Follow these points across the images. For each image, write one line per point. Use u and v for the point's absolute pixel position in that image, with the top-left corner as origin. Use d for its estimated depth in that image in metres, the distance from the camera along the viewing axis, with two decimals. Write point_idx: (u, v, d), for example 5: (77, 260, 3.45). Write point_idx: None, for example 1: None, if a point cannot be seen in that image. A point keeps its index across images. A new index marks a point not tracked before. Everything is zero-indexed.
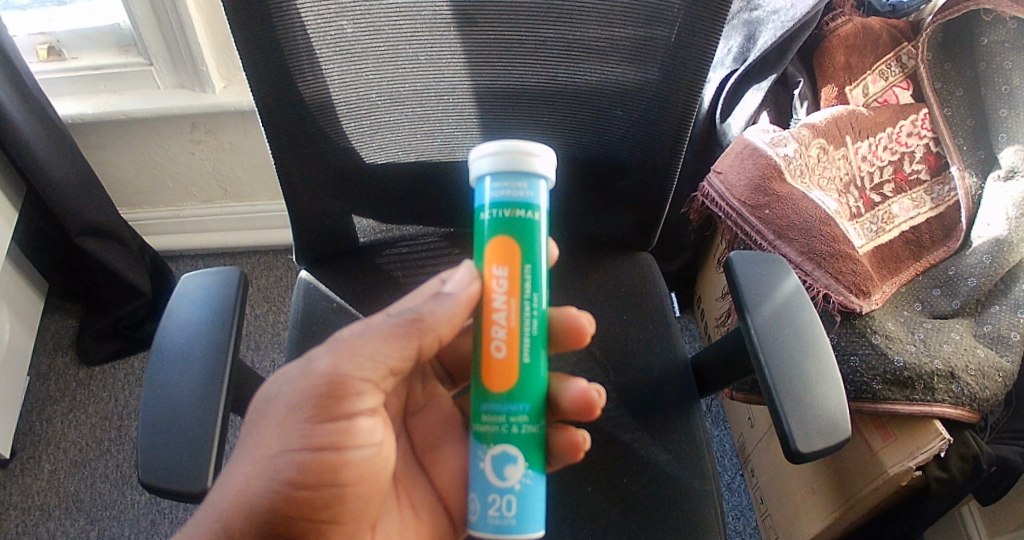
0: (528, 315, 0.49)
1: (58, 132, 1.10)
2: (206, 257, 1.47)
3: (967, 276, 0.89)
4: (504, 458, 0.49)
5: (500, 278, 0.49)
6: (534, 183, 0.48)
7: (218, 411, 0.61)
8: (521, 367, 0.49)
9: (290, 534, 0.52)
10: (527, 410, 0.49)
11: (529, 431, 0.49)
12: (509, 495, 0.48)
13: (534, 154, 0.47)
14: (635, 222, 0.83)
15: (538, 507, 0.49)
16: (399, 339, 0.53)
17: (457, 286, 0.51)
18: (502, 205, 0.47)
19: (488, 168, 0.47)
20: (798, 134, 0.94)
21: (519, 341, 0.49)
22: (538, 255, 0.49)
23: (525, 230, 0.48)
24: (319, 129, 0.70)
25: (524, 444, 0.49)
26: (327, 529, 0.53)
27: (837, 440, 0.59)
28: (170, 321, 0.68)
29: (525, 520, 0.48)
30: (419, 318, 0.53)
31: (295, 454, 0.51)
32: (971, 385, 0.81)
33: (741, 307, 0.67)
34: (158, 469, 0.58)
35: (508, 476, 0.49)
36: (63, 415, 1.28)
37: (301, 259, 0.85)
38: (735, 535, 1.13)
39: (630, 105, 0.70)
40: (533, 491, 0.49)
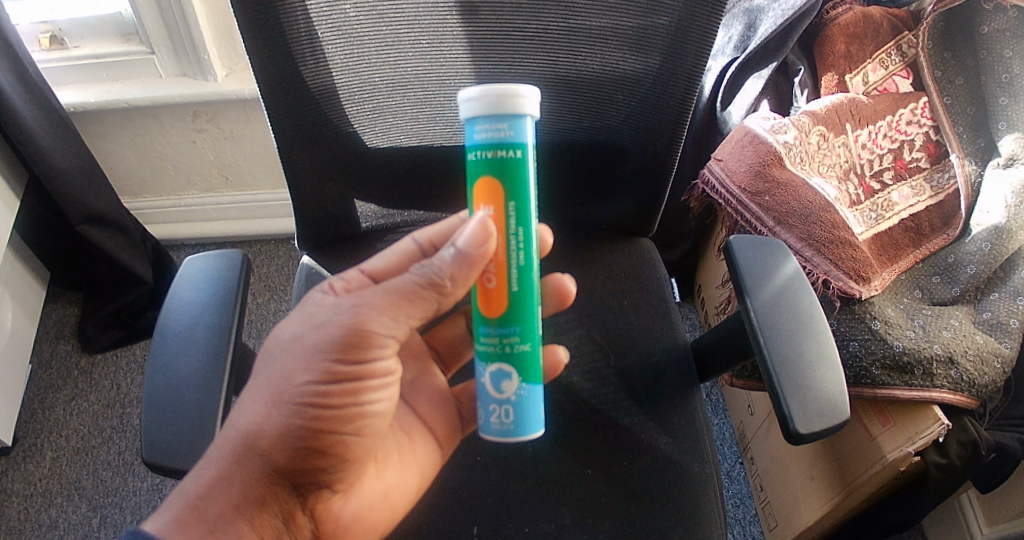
0: (514, 248, 0.53)
1: (58, 118, 1.10)
2: (206, 246, 1.48)
3: (967, 263, 0.90)
4: (500, 374, 0.55)
5: (487, 217, 0.52)
6: (518, 122, 0.50)
7: (222, 388, 0.62)
8: (510, 294, 0.54)
9: (316, 449, 0.53)
10: (519, 331, 0.55)
11: (521, 350, 0.55)
12: (506, 404, 0.55)
13: (520, 95, 0.50)
14: (635, 207, 0.83)
15: (536, 412, 0.56)
16: (415, 298, 0.54)
17: (468, 241, 0.52)
18: (486, 147, 0.51)
19: (475, 110, 0.50)
20: (798, 121, 0.94)
21: (507, 272, 0.54)
22: (525, 191, 0.52)
23: (510, 168, 0.51)
24: (321, 114, 0.71)
25: (518, 361, 0.55)
26: (350, 442, 0.54)
27: (836, 421, 0.59)
28: (173, 301, 0.68)
29: (523, 425, 0.55)
30: (434, 282, 0.54)
31: (319, 384, 0.52)
32: (970, 371, 0.81)
33: (740, 291, 0.67)
34: (163, 447, 0.59)
35: (505, 388, 0.55)
36: (65, 403, 1.28)
37: (303, 245, 0.86)
38: (734, 522, 1.13)
39: (632, 90, 0.70)
40: (529, 401, 0.55)
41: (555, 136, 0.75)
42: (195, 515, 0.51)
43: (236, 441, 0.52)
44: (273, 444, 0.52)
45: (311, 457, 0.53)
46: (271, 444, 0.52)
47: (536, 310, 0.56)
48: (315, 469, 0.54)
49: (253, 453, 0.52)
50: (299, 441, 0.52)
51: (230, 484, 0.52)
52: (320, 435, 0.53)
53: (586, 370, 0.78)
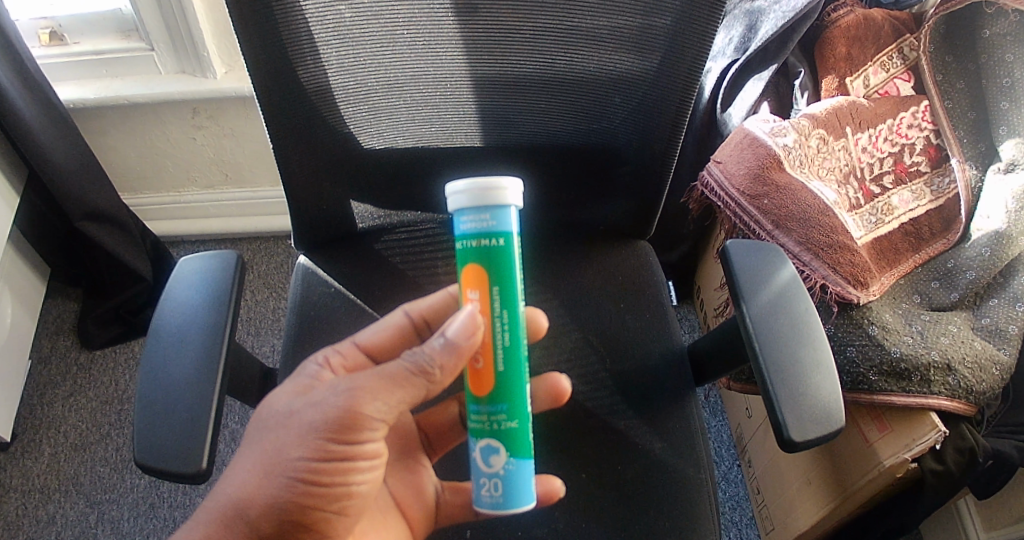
0: (499, 329, 0.52)
1: (57, 114, 1.10)
2: (206, 243, 1.48)
3: (966, 269, 0.89)
4: (488, 449, 0.53)
5: (474, 311, 0.52)
6: (502, 213, 0.50)
7: (214, 393, 0.62)
8: (496, 375, 0.53)
9: (303, 524, 0.52)
10: (506, 409, 0.53)
11: (509, 427, 0.53)
12: (495, 479, 0.53)
13: (503, 187, 0.50)
14: (632, 209, 0.83)
15: (526, 488, 0.53)
16: (404, 386, 0.52)
17: (457, 331, 0.52)
18: (470, 237, 0.51)
19: (460, 203, 0.51)
20: (798, 124, 0.93)
21: (493, 352, 0.53)
22: (511, 277, 0.52)
23: (494, 256, 0.51)
24: (318, 113, 0.70)
25: (506, 438, 0.53)
26: (336, 520, 0.53)
27: (831, 428, 0.59)
28: (168, 303, 0.68)
29: (512, 499, 0.53)
30: (425, 370, 0.52)
31: (311, 461, 0.51)
32: (968, 378, 0.81)
33: (737, 297, 0.67)
34: (155, 451, 0.59)
35: (493, 463, 0.53)
36: (64, 398, 1.29)
37: (300, 245, 0.85)
38: (730, 525, 1.13)
39: (630, 92, 0.69)
40: (519, 475, 0.53)
41: (552, 136, 0.75)
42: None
43: (233, 503, 0.51)
44: (262, 513, 0.51)
45: (295, 531, 0.52)
46: (258, 514, 0.51)
47: (525, 386, 0.54)
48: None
49: (241, 519, 0.51)
50: (287, 513, 0.51)
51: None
52: (307, 510, 0.51)
53: (581, 374, 0.77)
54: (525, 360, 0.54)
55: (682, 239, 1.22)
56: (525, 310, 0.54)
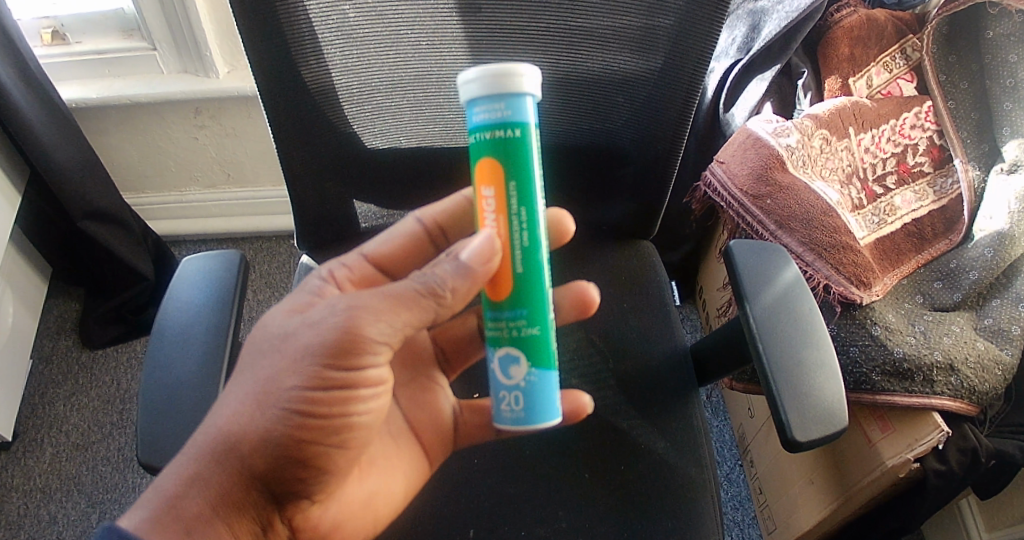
0: (517, 228, 0.51)
1: (58, 112, 1.10)
2: (209, 243, 1.48)
3: (968, 269, 0.89)
4: (508, 360, 0.53)
5: (492, 236, 0.51)
6: (517, 102, 0.48)
7: (220, 372, 0.63)
8: (515, 277, 0.52)
9: (300, 457, 0.52)
10: (525, 314, 0.52)
11: (530, 334, 0.52)
12: (516, 392, 0.53)
13: (517, 74, 0.47)
14: (636, 210, 0.83)
15: (548, 398, 0.53)
16: (410, 306, 0.51)
17: (472, 255, 0.50)
18: (484, 129, 0.48)
19: (472, 92, 0.48)
20: (800, 124, 0.94)
21: (510, 252, 0.51)
22: (527, 171, 0.50)
23: (510, 150, 0.49)
24: (321, 114, 0.70)
25: (526, 347, 0.52)
26: (335, 454, 0.53)
27: (835, 429, 0.59)
28: (171, 302, 0.68)
29: (535, 412, 0.53)
30: (432, 290, 0.52)
31: (308, 390, 0.50)
32: (971, 378, 0.81)
33: (740, 297, 0.67)
34: (158, 449, 0.58)
35: (513, 375, 0.53)
36: (66, 398, 1.29)
37: (302, 245, 0.85)
38: (732, 525, 1.13)
39: (633, 93, 0.69)
40: (540, 386, 0.53)
41: (555, 136, 0.75)
42: (171, 516, 0.49)
43: (224, 439, 0.51)
44: (255, 448, 0.51)
45: (293, 462, 0.52)
46: (253, 452, 0.51)
47: (545, 291, 0.53)
48: (295, 479, 0.53)
49: (233, 455, 0.51)
50: (283, 448, 0.51)
51: (205, 485, 0.50)
52: (302, 445, 0.51)
53: (584, 373, 0.77)
54: (544, 264, 0.53)
55: (684, 238, 1.22)
56: (544, 206, 0.52)
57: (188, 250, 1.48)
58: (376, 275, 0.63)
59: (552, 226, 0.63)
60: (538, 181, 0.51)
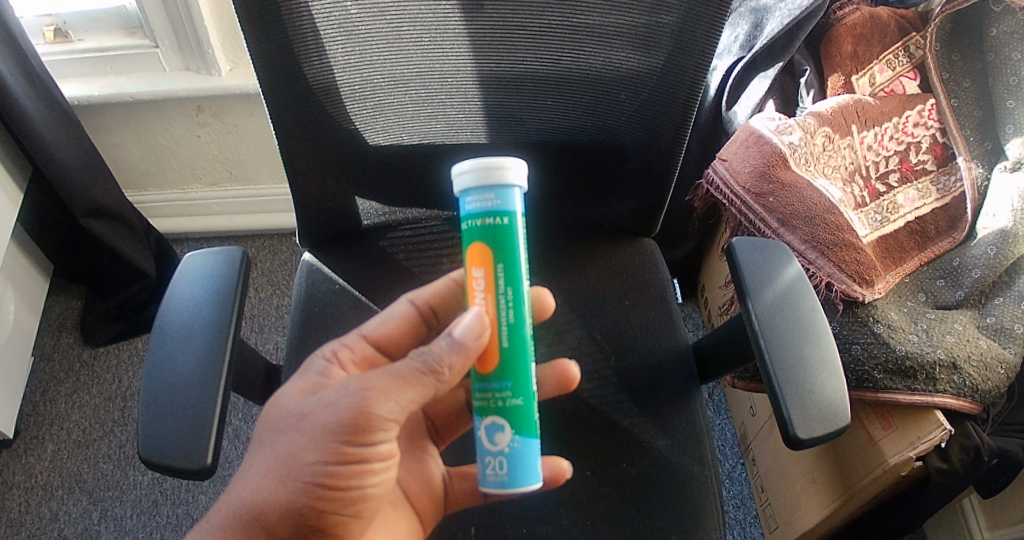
0: (503, 307, 0.51)
1: (60, 110, 1.10)
2: (211, 240, 1.48)
3: (971, 267, 0.89)
4: (493, 427, 0.52)
5: (481, 313, 0.51)
6: (506, 192, 0.49)
7: (217, 386, 0.62)
8: (500, 351, 0.51)
9: (318, 527, 0.52)
10: (510, 386, 0.52)
11: (514, 405, 0.51)
12: (500, 457, 0.51)
13: (508, 167, 0.49)
14: (637, 206, 0.83)
15: (532, 466, 0.52)
16: (413, 385, 0.51)
17: (464, 331, 0.50)
18: (474, 217, 0.50)
19: (464, 183, 0.50)
20: (804, 122, 0.94)
21: (497, 329, 0.51)
22: (515, 255, 0.50)
23: (500, 237, 0.50)
24: (323, 110, 0.70)
25: (511, 415, 0.51)
26: (351, 522, 0.53)
27: (838, 426, 0.58)
28: (172, 300, 0.68)
29: (518, 478, 0.51)
30: (431, 367, 0.51)
31: (327, 465, 0.50)
32: (973, 376, 0.81)
33: (742, 295, 0.66)
34: (159, 446, 0.59)
35: (498, 440, 0.51)
36: (67, 395, 1.29)
37: (305, 242, 0.86)
38: (734, 524, 1.13)
39: (635, 90, 0.69)
40: (525, 452, 0.52)
41: (557, 133, 0.75)
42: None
43: (249, 509, 0.51)
44: (279, 518, 0.51)
45: (311, 533, 0.52)
46: (276, 521, 0.51)
47: (531, 365, 0.52)
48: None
49: (257, 525, 0.51)
50: (303, 518, 0.51)
51: None
52: (322, 515, 0.51)
53: (586, 372, 0.77)
54: (529, 339, 0.53)
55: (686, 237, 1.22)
56: (530, 288, 0.52)
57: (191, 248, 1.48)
58: (376, 356, 0.62)
59: (533, 304, 0.64)
60: (525, 265, 0.52)
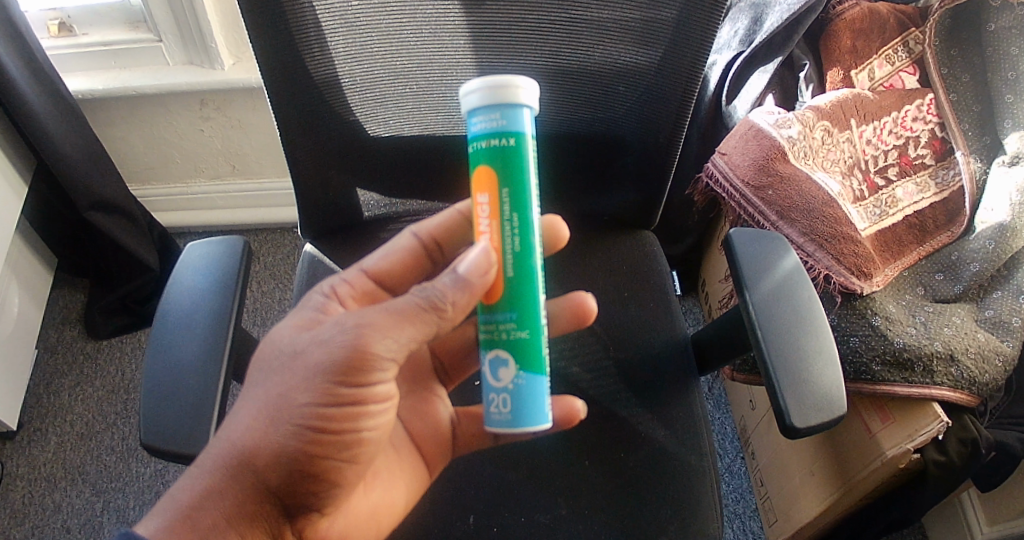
0: (509, 234, 0.51)
1: (64, 104, 1.11)
2: (213, 234, 1.49)
3: (969, 261, 0.90)
4: (497, 362, 0.53)
5: (487, 245, 0.51)
6: (514, 112, 0.49)
7: (219, 374, 0.62)
8: (505, 281, 0.52)
9: (313, 472, 0.52)
10: (516, 318, 0.52)
11: (519, 338, 0.52)
12: (503, 394, 0.53)
13: (516, 85, 0.48)
14: (637, 198, 0.83)
15: (536, 403, 0.53)
16: (414, 322, 0.51)
17: (469, 267, 0.51)
18: (480, 138, 0.49)
19: (472, 102, 0.49)
20: (802, 116, 0.94)
21: (502, 257, 0.52)
22: (521, 179, 0.50)
23: (506, 158, 0.50)
24: (324, 102, 0.71)
25: (515, 349, 0.52)
26: (345, 468, 0.54)
27: (833, 415, 0.59)
28: (176, 287, 0.69)
29: (522, 415, 0.52)
30: (433, 304, 0.52)
31: (320, 406, 0.50)
32: (971, 369, 0.81)
33: (740, 285, 0.67)
34: (161, 431, 0.59)
35: (501, 377, 0.53)
36: (70, 388, 1.30)
37: (306, 234, 0.86)
38: (733, 517, 1.14)
39: (634, 83, 0.70)
40: (529, 390, 0.53)
41: (556, 125, 0.75)
42: (186, 523, 0.50)
43: (237, 451, 0.51)
44: (269, 463, 0.51)
45: (307, 478, 0.52)
46: (267, 465, 0.51)
47: (539, 295, 0.53)
48: (307, 492, 0.53)
49: (247, 469, 0.51)
50: (295, 463, 0.51)
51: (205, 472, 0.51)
52: (315, 460, 0.52)
53: (585, 362, 0.78)
54: (537, 268, 0.53)
55: (687, 231, 1.22)
56: (538, 212, 0.52)
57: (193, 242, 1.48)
58: (377, 291, 0.63)
59: (547, 233, 0.62)
60: (534, 188, 0.52)
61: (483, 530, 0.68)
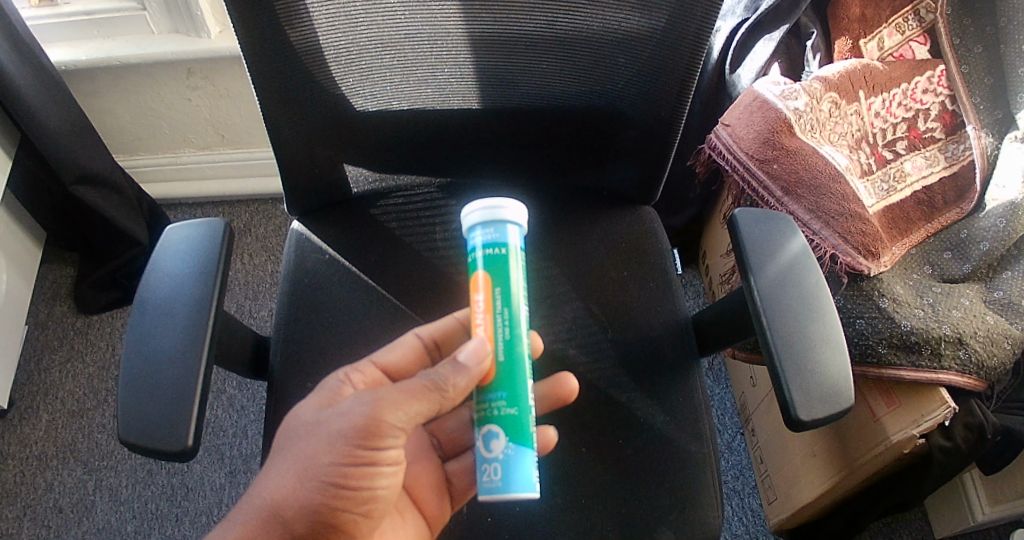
0: (500, 325, 0.53)
1: (48, 78, 1.07)
2: (205, 206, 1.47)
3: (979, 239, 0.87)
4: (487, 434, 0.52)
5: (483, 338, 0.53)
6: (504, 228, 0.53)
7: (200, 364, 0.60)
8: (496, 365, 0.52)
9: (332, 527, 0.52)
10: (505, 396, 0.52)
11: (509, 413, 0.52)
12: (494, 464, 0.51)
13: (505, 206, 0.53)
14: (638, 174, 0.80)
15: (526, 474, 0.51)
16: (422, 400, 0.52)
17: (468, 355, 0.52)
18: (477, 248, 0.54)
19: (470, 221, 0.54)
20: (810, 87, 0.90)
21: (493, 346, 0.53)
22: (511, 280, 0.53)
23: (498, 263, 0.53)
24: (307, 74, 0.67)
25: (505, 423, 0.52)
26: (362, 522, 0.53)
27: (839, 407, 0.57)
28: (154, 273, 0.66)
29: (513, 485, 0.51)
30: (439, 386, 0.52)
31: (342, 465, 0.51)
32: (979, 352, 0.78)
33: (745, 269, 0.64)
34: (138, 427, 0.57)
35: (492, 447, 0.51)
36: (61, 365, 1.28)
37: (293, 211, 0.83)
38: (732, 494, 1.12)
39: (634, 54, 0.66)
40: (519, 460, 0.51)
41: (551, 96, 0.72)
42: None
43: None
44: (296, 515, 0.51)
45: (325, 534, 0.52)
46: (296, 515, 0.51)
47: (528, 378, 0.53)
48: None
49: None
50: (318, 514, 0.51)
51: None
52: (336, 513, 0.52)
53: (583, 344, 0.75)
54: (526, 358, 0.53)
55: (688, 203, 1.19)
56: (526, 310, 0.54)
57: (184, 213, 1.46)
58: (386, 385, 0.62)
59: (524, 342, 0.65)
60: (523, 291, 0.54)
61: (476, 521, 0.66)
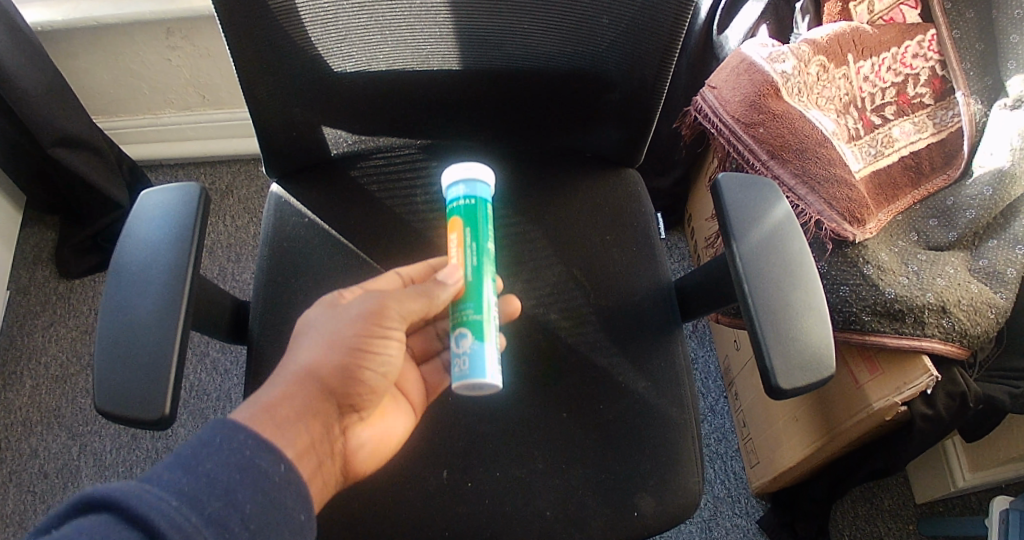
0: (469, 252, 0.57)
1: (24, 39, 1.04)
2: (187, 167, 1.45)
3: (966, 207, 0.86)
4: (456, 335, 0.55)
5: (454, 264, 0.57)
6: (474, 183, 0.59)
7: (176, 330, 0.59)
8: (464, 284, 0.57)
9: (357, 385, 0.55)
10: (472, 305, 0.56)
11: (475, 317, 0.55)
12: (461, 356, 0.54)
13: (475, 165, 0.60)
14: (622, 136, 0.79)
15: (491, 365, 0.54)
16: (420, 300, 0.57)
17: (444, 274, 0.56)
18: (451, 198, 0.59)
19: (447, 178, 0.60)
20: (798, 50, 0.88)
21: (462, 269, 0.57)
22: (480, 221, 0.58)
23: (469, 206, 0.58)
24: (281, 31, 0.65)
25: (471, 324, 0.55)
26: (380, 386, 0.57)
27: (818, 377, 0.56)
28: (129, 240, 0.64)
29: (478, 372, 0.53)
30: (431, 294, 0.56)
31: (364, 336, 0.55)
32: (962, 320, 0.78)
33: (728, 235, 0.63)
34: (113, 395, 0.57)
35: (460, 344, 0.55)
36: (44, 328, 1.27)
37: (271, 173, 0.82)
38: (713, 457, 1.13)
39: (618, 14, 0.65)
40: (484, 353, 0.54)
41: (535, 58, 0.70)
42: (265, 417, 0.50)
43: None
44: (329, 373, 0.54)
45: (350, 389, 0.55)
46: (331, 373, 0.54)
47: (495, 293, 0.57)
48: (351, 395, 0.55)
49: None
50: (346, 369, 0.54)
51: None
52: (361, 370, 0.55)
53: (565, 308, 0.74)
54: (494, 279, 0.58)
55: (675, 164, 1.18)
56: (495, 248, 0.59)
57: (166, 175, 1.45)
58: None
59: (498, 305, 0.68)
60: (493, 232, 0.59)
61: (455, 486, 0.65)
